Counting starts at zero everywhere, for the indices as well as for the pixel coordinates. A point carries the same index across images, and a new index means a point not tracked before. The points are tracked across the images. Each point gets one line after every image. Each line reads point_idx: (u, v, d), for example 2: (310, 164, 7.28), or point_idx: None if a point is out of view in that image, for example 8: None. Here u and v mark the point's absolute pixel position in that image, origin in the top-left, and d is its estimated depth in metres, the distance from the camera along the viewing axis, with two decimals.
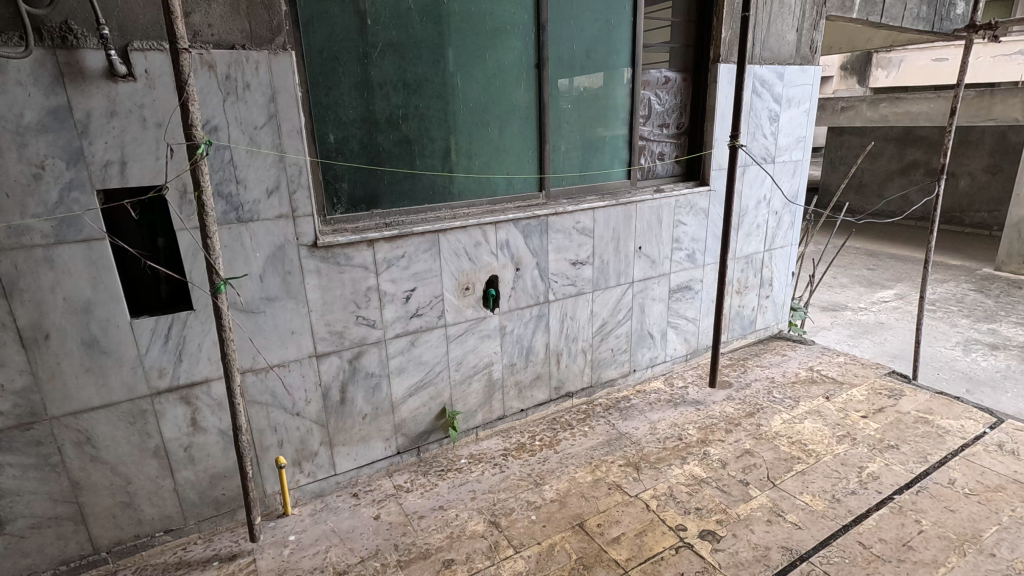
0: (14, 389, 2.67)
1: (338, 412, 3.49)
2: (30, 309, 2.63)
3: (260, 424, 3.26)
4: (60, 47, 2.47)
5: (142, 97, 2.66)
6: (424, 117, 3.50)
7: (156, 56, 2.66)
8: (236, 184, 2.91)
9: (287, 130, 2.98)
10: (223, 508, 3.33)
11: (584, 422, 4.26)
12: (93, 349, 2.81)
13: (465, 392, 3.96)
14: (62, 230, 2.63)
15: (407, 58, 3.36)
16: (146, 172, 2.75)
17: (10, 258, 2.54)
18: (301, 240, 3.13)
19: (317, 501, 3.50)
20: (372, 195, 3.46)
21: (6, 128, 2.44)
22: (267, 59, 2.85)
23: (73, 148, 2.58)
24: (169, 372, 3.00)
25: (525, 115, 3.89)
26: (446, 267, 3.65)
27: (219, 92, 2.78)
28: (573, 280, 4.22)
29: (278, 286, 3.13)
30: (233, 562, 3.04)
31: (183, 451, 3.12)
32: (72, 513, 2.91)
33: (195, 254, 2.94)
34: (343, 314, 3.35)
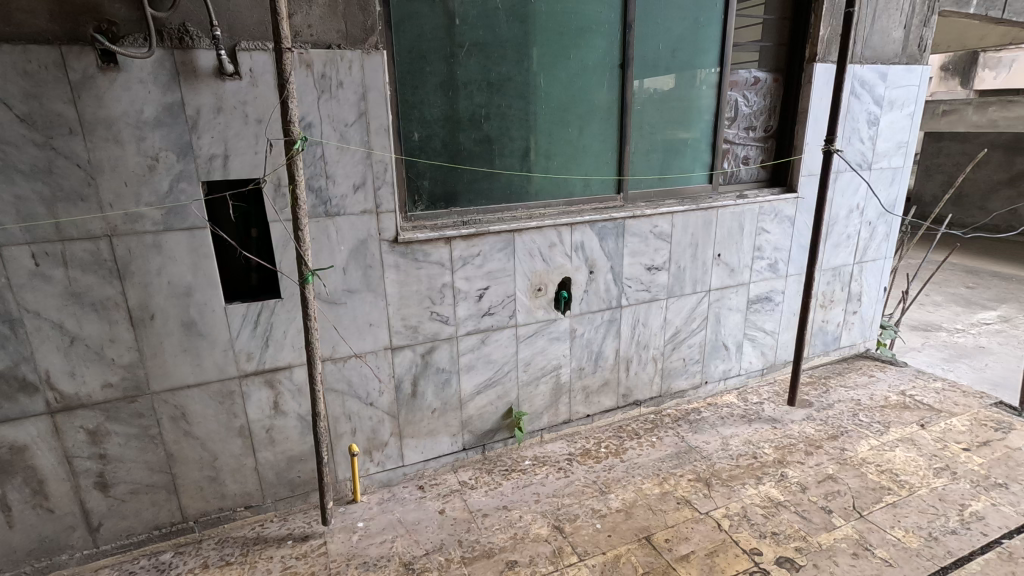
0: (122, 363, 2.89)
1: (409, 405, 3.56)
2: (139, 291, 2.83)
3: (336, 412, 3.37)
4: (178, 47, 2.65)
5: (246, 94, 2.81)
6: (505, 116, 3.51)
7: (260, 56, 2.79)
8: (326, 179, 3.01)
9: (375, 127, 3.05)
10: (298, 489, 3.46)
11: (652, 432, 4.14)
12: (191, 330, 2.99)
13: (532, 394, 3.94)
14: (170, 218, 2.82)
15: (491, 58, 3.37)
16: (245, 165, 2.89)
17: (125, 242, 2.75)
18: (383, 235, 3.21)
19: (384, 490, 3.59)
20: (452, 193, 3.50)
21: (128, 123, 2.64)
22: (360, 59, 2.94)
23: (183, 141, 2.75)
24: (256, 356, 3.15)
25: (606, 116, 3.82)
26: (519, 267, 3.64)
27: (315, 90, 2.89)
28: (648, 286, 4.10)
29: (359, 279, 3.23)
30: (305, 543, 3.16)
31: (265, 432, 3.27)
32: (166, 482, 3.12)
33: (286, 245, 3.07)
34: (418, 309, 3.41)
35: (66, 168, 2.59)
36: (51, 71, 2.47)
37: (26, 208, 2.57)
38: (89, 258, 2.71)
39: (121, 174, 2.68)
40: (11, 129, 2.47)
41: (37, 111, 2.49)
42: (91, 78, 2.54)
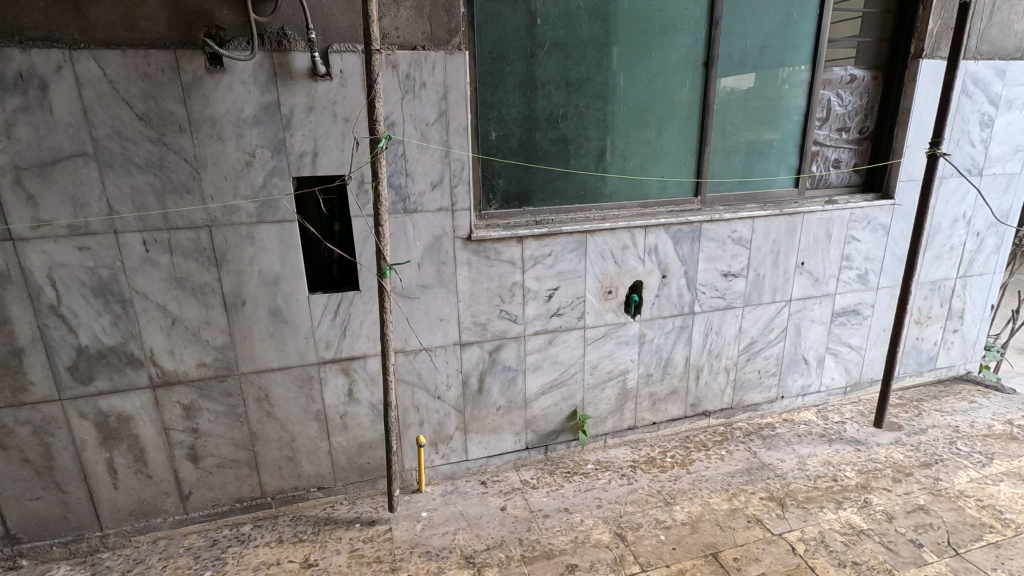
0: (215, 345, 3.10)
1: (475, 400, 3.61)
2: (233, 278, 3.03)
3: (405, 403, 3.47)
4: (276, 50, 2.81)
5: (335, 94, 2.93)
6: (582, 116, 3.48)
7: (350, 57, 2.91)
8: (406, 177, 3.10)
9: (454, 127, 3.11)
10: (367, 475, 3.58)
11: (721, 445, 3.98)
12: (277, 317, 3.16)
13: (598, 397, 3.89)
14: (263, 211, 2.99)
15: (571, 58, 3.35)
16: (332, 162, 3.02)
17: (223, 232, 2.96)
18: (458, 233, 3.27)
19: (448, 482, 3.66)
20: (526, 192, 3.51)
21: (230, 121, 2.83)
22: (443, 59, 3.00)
23: (277, 139, 2.92)
24: (334, 345, 3.30)
25: (686, 116, 3.70)
26: (590, 268, 3.60)
27: (399, 90, 2.98)
28: (723, 293, 3.94)
29: (433, 274, 3.30)
30: (372, 527, 3.28)
31: (339, 418, 3.41)
32: (248, 459, 3.32)
33: (366, 240, 3.18)
34: (488, 306, 3.45)
35: (175, 163, 2.81)
36: (166, 73, 2.69)
37: (140, 199, 2.81)
38: (191, 247, 2.93)
39: (222, 169, 2.88)
40: (131, 127, 2.71)
41: (153, 111, 2.72)
42: (200, 80, 2.74)
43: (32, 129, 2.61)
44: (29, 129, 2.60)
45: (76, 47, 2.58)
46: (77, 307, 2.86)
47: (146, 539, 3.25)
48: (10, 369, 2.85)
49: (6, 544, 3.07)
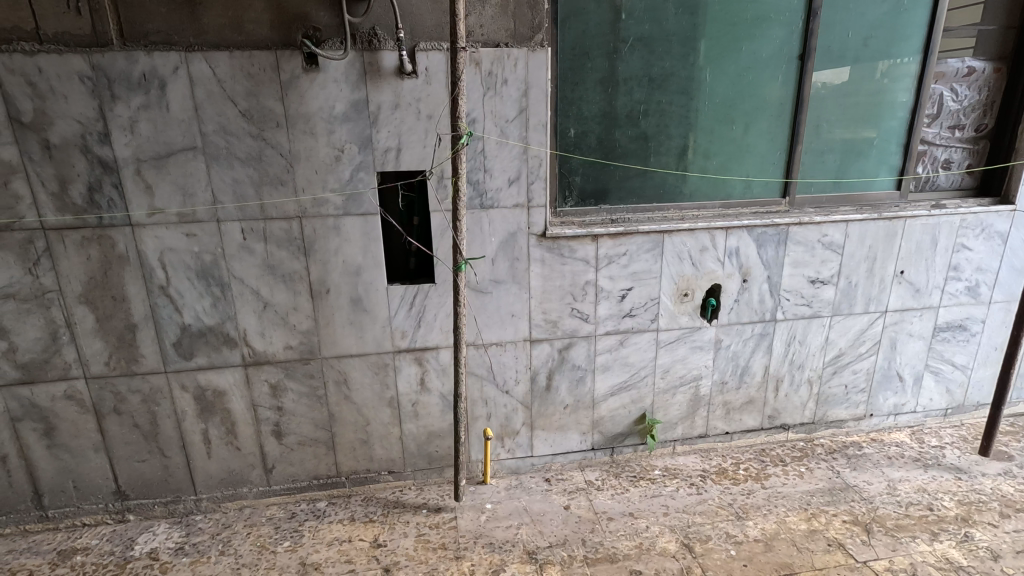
0: (301, 329, 3.29)
1: (543, 397, 3.61)
2: (319, 267, 3.20)
3: (474, 395, 3.52)
4: (367, 49, 2.93)
5: (420, 92, 3.02)
6: (664, 113, 3.38)
7: (435, 55, 2.99)
8: (484, 173, 3.15)
9: (534, 123, 3.11)
10: (435, 463, 3.68)
11: (800, 462, 3.76)
12: (357, 306, 3.30)
13: (668, 402, 3.78)
14: (349, 204, 3.13)
15: (655, 53, 3.26)
16: (414, 157, 3.12)
17: (312, 223, 3.12)
18: (532, 229, 3.28)
19: (513, 477, 3.69)
20: (602, 190, 3.47)
21: (322, 118, 2.98)
22: (525, 56, 3.01)
23: (364, 135, 3.04)
24: (409, 335, 3.40)
25: (777, 113, 3.52)
26: (666, 270, 3.50)
27: (481, 87, 3.02)
28: (810, 300, 3.72)
29: (506, 270, 3.33)
30: (439, 514, 3.37)
31: (411, 406, 3.52)
32: (326, 439, 3.50)
33: (443, 234, 3.26)
34: (559, 304, 3.44)
35: (272, 157, 3.00)
36: (267, 73, 2.88)
37: (240, 190, 3.02)
38: (283, 236, 3.12)
39: (313, 163, 3.04)
40: (235, 123, 2.92)
41: (255, 108, 2.91)
42: (297, 78, 2.90)
43: (152, 125, 2.87)
44: (149, 125, 2.87)
45: (191, 50, 2.80)
46: (183, 289, 3.12)
47: (233, 506, 3.50)
48: (126, 342, 3.15)
49: (117, 500, 3.40)
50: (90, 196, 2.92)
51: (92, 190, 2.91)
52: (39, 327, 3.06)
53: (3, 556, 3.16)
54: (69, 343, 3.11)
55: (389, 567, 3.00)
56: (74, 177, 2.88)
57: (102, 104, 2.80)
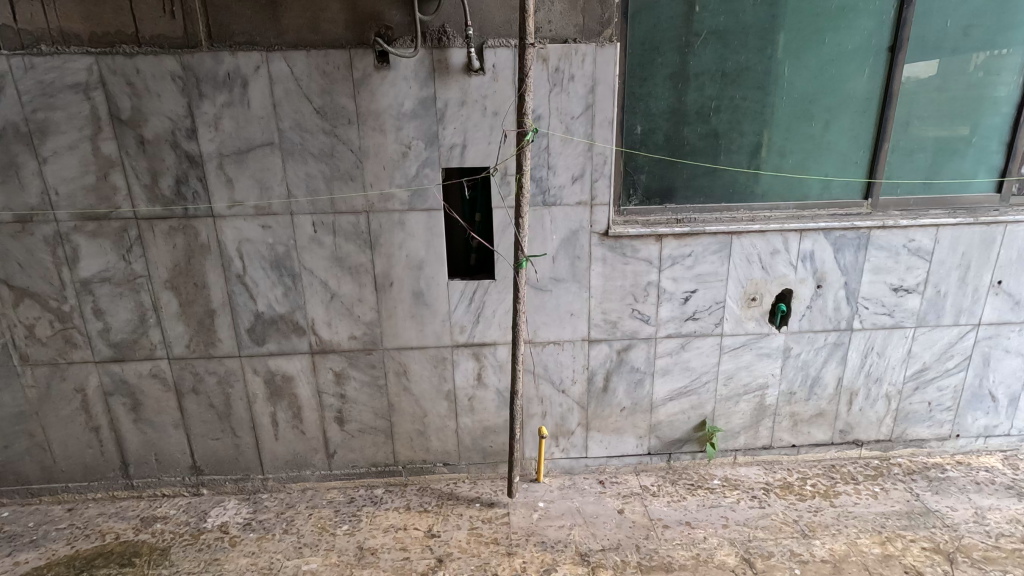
0: (364, 320, 3.39)
1: (599, 398, 3.56)
2: (383, 260, 3.28)
3: (530, 393, 3.52)
4: (436, 46, 2.97)
5: (487, 88, 3.03)
6: (737, 109, 3.24)
7: (503, 52, 2.99)
8: (547, 169, 3.13)
9: (600, 120, 3.06)
10: (489, 458, 3.70)
11: (875, 481, 3.53)
12: (419, 299, 3.37)
13: (730, 410, 3.64)
14: (414, 199, 3.19)
15: (729, 46, 3.13)
16: (479, 154, 3.14)
17: (378, 218, 3.20)
18: (595, 228, 3.23)
19: (566, 477, 3.66)
20: (668, 189, 3.37)
21: (391, 115, 3.05)
22: (594, 51, 2.96)
23: (431, 131, 3.09)
24: (468, 330, 3.44)
25: (861, 108, 3.30)
26: (733, 273, 3.36)
27: (548, 83, 3.00)
28: (891, 310, 3.48)
29: (567, 268, 3.30)
30: (492, 509, 3.39)
31: (467, 400, 3.56)
32: (385, 428, 3.59)
33: (504, 230, 3.26)
34: (620, 304, 3.38)
35: (343, 153, 3.09)
36: (341, 71, 2.97)
37: (313, 185, 3.14)
38: (351, 229, 3.22)
39: (381, 159, 3.12)
40: (310, 120, 3.03)
41: (328, 105, 3.01)
42: (368, 76, 2.98)
43: (234, 122, 3.02)
44: (232, 122, 3.02)
45: (272, 49, 2.94)
46: (258, 278, 3.28)
47: (296, 487, 3.66)
48: (205, 326, 3.35)
49: (193, 474, 3.63)
50: (178, 188, 3.12)
51: (179, 182, 3.11)
52: (130, 309, 3.30)
53: (94, 519, 3.44)
54: (155, 325, 3.34)
55: (442, 557, 3.04)
56: (164, 170, 3.08)
57: (191, 101, 2.98)
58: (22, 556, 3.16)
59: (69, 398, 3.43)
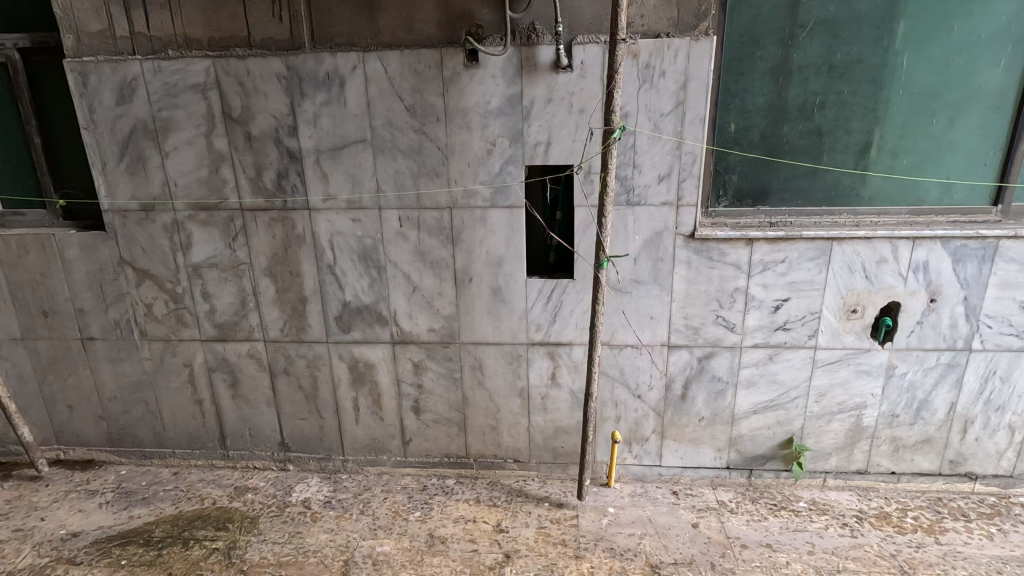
0: (443, 314, 3.46)
1: (677, 406, 3.43)
2: (464, 255, 3.33)
3: (605, 396, 3.45)
4: (525, 44, 2.97)
5: (574, 85, 2.99)
6: (845, 105, 3.00)
7: (592, 48, 2.94)
8: (633, 168, 3.04)
9: (691, 117, 2.94)
10: (560, 458, 3.67)
11: (990, 520, 3.17)
12: (497, 296, 3.39)
13: (822, 429, 3.39)
14: (496, 196, 3.22)
15: (839, 38, 2.91)
16: (563, 152, 3.11)
17: (461, 214, 3.26)
18: (680, 229, 3.11)
19: (638, 484, 3.56)
20: (762, 190, 3.18)
21: (478, 112, 3.08)
22: (688, 46, 2.84)
23: (516, 129, 3.10)
24: (544, 329, 3.43)
25: (993, 104, 2.97)
26: (832, 282, 3.12)
27: (637, 79, 2.91)
28: (1019, 330, 3.11)
29: (648, 270, 3.20)
30: (560, 510, 3.37)
31: (541, 398, 3.55)
32: (459, 420, 3.66)
33: (585, 229, 3.22)
34: (703, 310, 3.24)
35: (430, 150, 3.17)
36: (432, 70, 3.04)
37: (401, 180, 3.24)
38: (435, 225, 3.30)
39: (466, 156, 3.16)
40: (401, 117, 3.13)
41: (418, 103, 3.10)
42: (458, 75, 3.03)
43: (331, 119, 3.18)
44: (329, 119, 3.18)
45: (369, 50, 3.06)
46: (347, 269, 3.44)
47: (373, 471, 3.81)
48: (298, 312, 3.56)
49: (281, 450, 3.87)
50: (279, 181, 3.32)
51: (280, 176, 3.31)
52: (233, 293, 3.57)
53: (195, 484, 3.76)
54: (254, 309, 3.59)
55: (510, 553, 3.06)
56: (268, 165, 3.30)
57: (294, 100, 3.17)
58: (135, 511, 3.51)
59: (178, 372, 3.77)
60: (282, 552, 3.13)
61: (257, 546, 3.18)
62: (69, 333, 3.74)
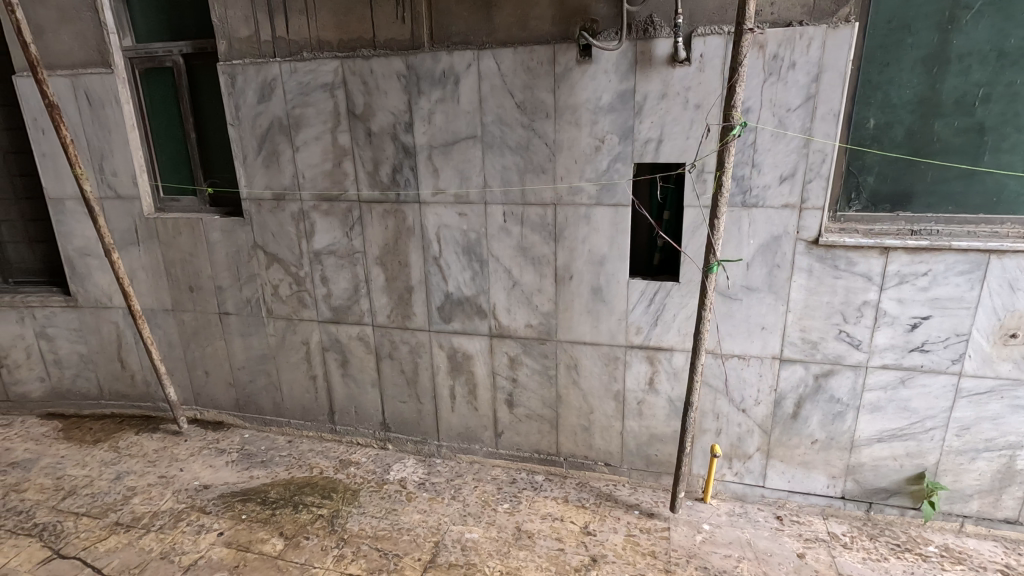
0: (542, 310, 3.46)
1: (787, 425, 3.18)
2: (566, 252, 3.31)
3: (706, 407, 3.28)
4: (641, 37, 2.88)
5: (691, 80, 2.86)
6: (1016, 98, 2.61)
7: (714, 40, 2.78)
8: (751, 168, 2.85)
9: (823, 113, 2.69)
10: (653, 467, 3.54)
11: None
12: (597, 295, 3.34)
13: (961, 467, 2.99)
14: (602, 193, 3.16)
15: (1013, 19, 2.53)
16: (675, 150, 2.98)
17: (565, 211, 3.24)
18: (802, 234, 2.87)
19: (737, 503, 3.35)
20: (904, 194, 2.84)
21: (588, 109, 3.04)
22: (824, 34, 2.60)
23: (626, 125, 3.01)
24: (644, 331, 3.32)
25: None
26: (986, 300, 2.73)
27: (762, 72, 2.72)
28: None
29: (762, 277, 2.99)
30: (651, 520, 3.25)
31: (636, 403, 3.45)
32: (551, 417, 3.65)
33: (694, 230, 3.07)
34: (823, 323, 2.97)
35: (538, 146, 3.18)
36: (544, 66, 3.04)
37: (507, 176, 3.28)
38: (538, 221, 3.30)
39: (574, 153, 3.14)
40: (511, 114, 3.17)
41: (529, 99, 3.11)
42: (570, 70, 3.01)
43: (444, 116, 3.29)
44: (443, 116, 3.29)
45: (484, 48, 3.13)
46: (451, 261, 3.55)
47: (465, 459, 3.92)
48: (404, 300, 3.74)
49: (382, 429, 4.09)
50: (393, 175, 3.50)
51: (395, 171, 3.49)
52: (347, 279, 3.82)
53: (306, 453, 4.08)
54: (365, 295, 3.81)
55: (596, 557, 3.01)
56: (384, 160, 3.48)
57: (411, 98, 3.32)
58: (255, 471, 3.88)
59: (297, 348, 4.10)
60: (379, 526, 3.31)
61: (357, 517, 3.39)
62: (209, 308, 4.20)
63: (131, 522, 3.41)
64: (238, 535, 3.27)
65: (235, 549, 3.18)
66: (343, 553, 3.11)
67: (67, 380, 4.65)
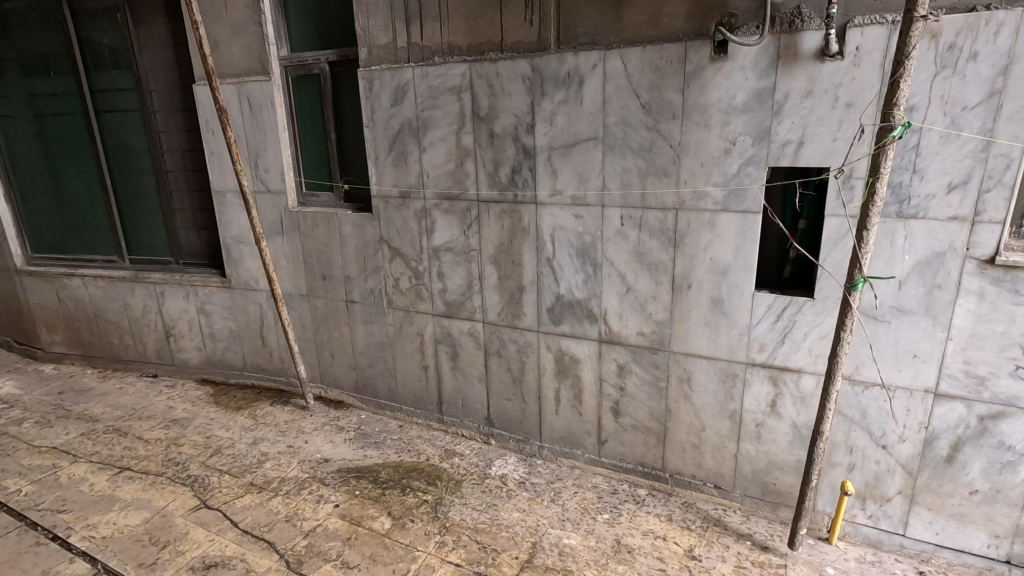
0: (656, 319, 3.33)
1: (938, 469, 2.77)
2: (685, 260, 3.15)
3: (837, 438, 2.96)
4: (786, 31, 2.65)
5: (843, 75, 2.58)
6: None
7: (874, 31, 2.49)
8: (912, 174, 2.52)
9: (1011, 111, 2.30)
10: (769, 497, 3.26)
11: None
12: (718, 307, 3.14)
13: None
14: (730, 199, 2.96)
15: None
16: (818, 153, 2.71)
17: (687, 216, 3.08)
18: (974, 252, 2.48)
19: (869, 549, 2.99)
20: None
21: (720, 108, 2.86)
22: (1018, 19, 2.22)
23: (762, 126, 2.80)
24: (768, 349, 3.07)
25: None
26: None
27: (934, 66, 2.39)
28: None
29: (918, 298, 2.63)
30: (765, 554, 3.00)
31: (755, 426, 3.20)
32: (659, 430, 3.50)
33: (837, 242, 2.78)
34: (995, 356, 2.55)
35: (662, 148, 3.05)
36: (674, 64, 2.91)
37: (627, 179, 3.19)
38: (657, 226, 3.18)
39: (701, 156, 2.97)
40: (635, 115, 3.07)
41: (655, 100, 3.00)
42: (702, 69, 2.85)
43: (567, 117, 3.27)
44: (565, 117, 3.28)
45: (610, 48, 3.06)
46: (564, 263, 3.53)
47: (567, 463, 3.88)
48: (515, 299, 3.78)
49: (486, 424, 4.18)
50: (512, 175, 3.55)
51: (514, 171, 3.53)
52: (462, 275, 3.94)
53: (415, 439, 4.28)
54: (478, 292, 3.91)
55: None
56: (505, 160, 3.54)
57: (534, 99, 3.34)
58: (369, 451, 4.14)
59: (412, 339, 4.32)
60: (479, 519, 3.38)
61: (459, 507, 3.49)
62: (338, 295, 4.55)
63: (263, 484, 3.78)
64: (352, 509, 3.51)
65: (348, 521, 3.41)
66: (444, 540, 3.22)
67: (218, 351, 5.28)
